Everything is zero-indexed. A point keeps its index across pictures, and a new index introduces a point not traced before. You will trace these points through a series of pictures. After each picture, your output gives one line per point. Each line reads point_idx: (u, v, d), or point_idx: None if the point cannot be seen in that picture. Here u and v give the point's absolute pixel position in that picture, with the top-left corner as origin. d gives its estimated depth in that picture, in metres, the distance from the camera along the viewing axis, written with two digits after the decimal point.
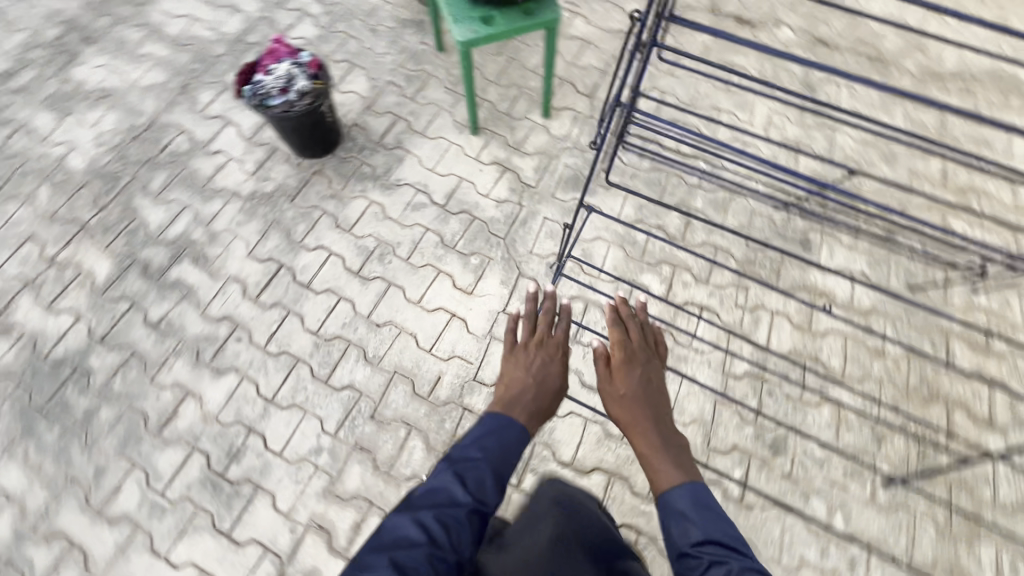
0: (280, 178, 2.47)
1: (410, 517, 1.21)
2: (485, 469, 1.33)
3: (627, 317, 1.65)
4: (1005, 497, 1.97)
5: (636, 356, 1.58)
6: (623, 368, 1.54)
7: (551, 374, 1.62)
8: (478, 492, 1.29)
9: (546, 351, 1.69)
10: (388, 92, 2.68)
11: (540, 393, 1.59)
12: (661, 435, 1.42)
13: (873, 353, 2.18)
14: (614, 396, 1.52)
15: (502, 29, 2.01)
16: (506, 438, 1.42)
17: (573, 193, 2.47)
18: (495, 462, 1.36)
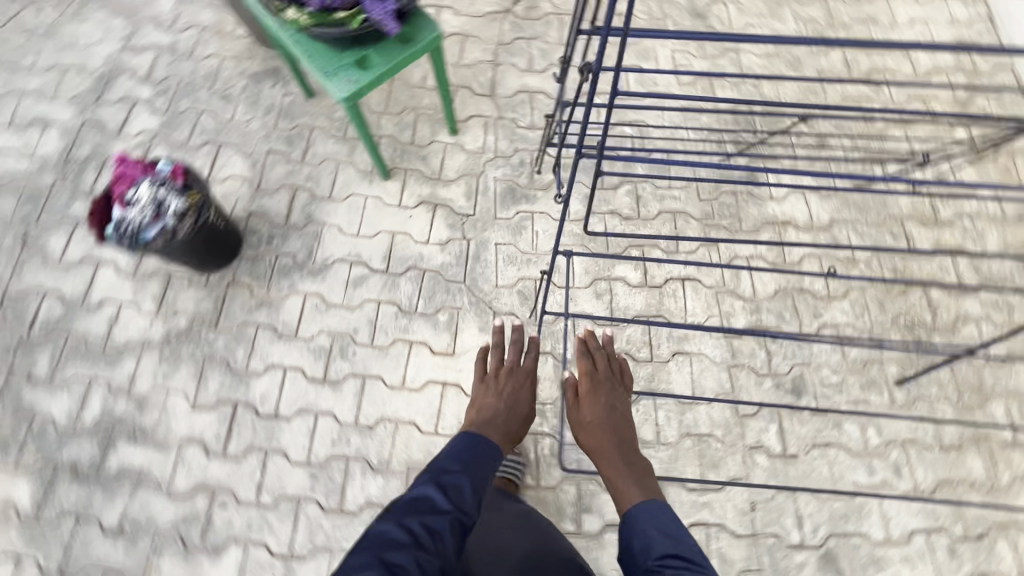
0: (191, 306, 2.11)
1: (399, 521, 1.31)
2: (464, 483, 1.43)
3: (595, 350, 1.82)
4: (997, 352, 2.11)
5: (602, 386, 1.74)
6: (591, 396, 1.71)
7: (520, 404, 1.78)
8: (458, 500, 1.39)
9: (518, 381, 1.83)
10: (273, 164, 2.33)
11: (509, 418, 1.74)
12: (626, 459, 1.58)
13: (846, 263, 2.23)
14: (584, 423, 1.68)
15: (384, 69, 1.73)
16: (481, 453, 1.54)
17: (514, 207, 2.29)
18: (472, 475, 1.47)
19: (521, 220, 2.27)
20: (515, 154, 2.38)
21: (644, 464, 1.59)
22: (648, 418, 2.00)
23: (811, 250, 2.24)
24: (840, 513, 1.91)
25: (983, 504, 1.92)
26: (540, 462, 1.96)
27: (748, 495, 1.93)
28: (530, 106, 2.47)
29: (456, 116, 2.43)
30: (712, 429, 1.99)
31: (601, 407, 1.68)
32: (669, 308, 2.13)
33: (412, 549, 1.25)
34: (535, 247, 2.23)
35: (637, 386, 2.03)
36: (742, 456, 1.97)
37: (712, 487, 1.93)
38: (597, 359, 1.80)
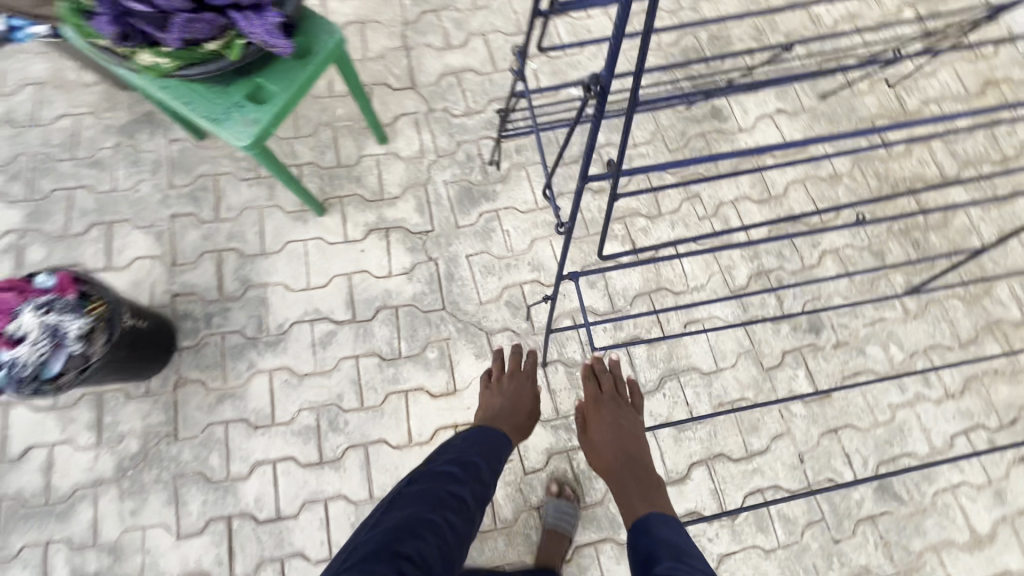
0: (139, 423, 1.78)
1: (423, 490, 1.24)
2: (482, 456, 1.36)
3: (600, 369, 1.62)
4: (989, 235, 2.08)
5: (607, 405, 1.56)
6: (594, 414, 1.56)
7: (524, 402, 1.59)
8: (478, 470, 1.33)
9: (522, 374, 1.64)
10: (183, 230, 1.95)
11: (515, 410, 1.56)
12: (636, 482, 1.41)
13: (831, 181, 2.11)
14: (589, 447, 1.53)
15: (285, 96, 1.41)
16: (495, 435, 1.44)
17: (475, 209, 2.03)
18: (489, 451, 1.39)
19: (488, 223, 2.01)
20: (459, 149, 2.09)
21: (657, 488, 1.42)
22: (676, 400, 1.87)
23: (793, 176, 2.11)
24: (884, 439, 1.88)
25: (1010, 389, 1.93)
26: (580, 479, 1.81)
27: (794, 449, 1.86)
28: (460, 89, 2.16)
29: (381, 121, 2.10)
30: (743, 392, 1.89)
31: (606, 428, 1.52)
32: (668, 278, 1.97)
33: (442, 513, 1.20)
34: (510, 248, 1.99)
35: (657, 370, 1.90)
36: (779, 410, 1.88)
37: (758, 451, 1.85)
38: (602, 377, 1.62)
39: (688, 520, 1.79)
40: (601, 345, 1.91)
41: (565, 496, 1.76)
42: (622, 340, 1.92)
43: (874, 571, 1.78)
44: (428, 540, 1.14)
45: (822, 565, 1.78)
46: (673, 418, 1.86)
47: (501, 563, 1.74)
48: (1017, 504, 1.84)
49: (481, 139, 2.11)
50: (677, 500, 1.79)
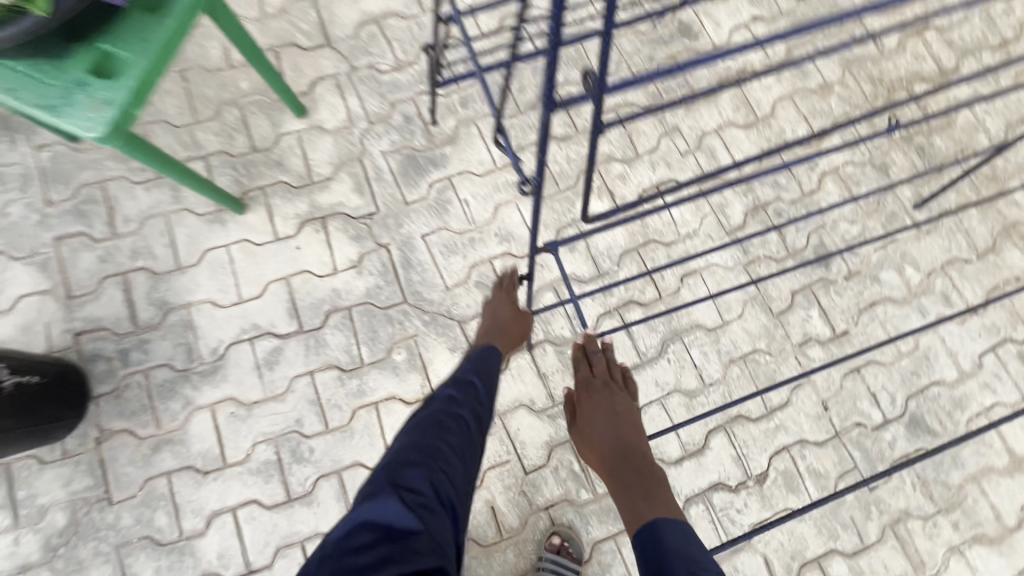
0: (63, 492, 1.49)
1: (421, 423, 1.12)
2: (476, 379, 1.24)
3: (592, 350, 1.43)
4: (996, 130, 1.88)
5: (599, 390, 1.35)
6: (586, 404, 1.34)
7: (505, 318, 1.43)
8: (476, 394, 1.21)
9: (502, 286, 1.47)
10: (73, 254, 1.61)
11: (497, 322, 1.42)
12: (633, 477, 1.19)
13: (822, 92, 1.86)
14: (581, 438, 1.32)
15: (144, 64, 1.07)
16: (483, 357, 1.30)
17: (424, 179, 1.73)
18: (483, 374, 1.26)
19: (441, 194, 1.72)
20: (394, 111, 1.77)
21: (661, 484, 1.19)
22: (683, 364, 1.66)
23: (779, 92, 1.86)
24: (910, 371, 1.71)
25: None
26: (589, 470, 1.60)
27: (816, 396, 1.68)
28: (385, 39, 1.82)
29: (296, 90, 1.75)
30: (755, 343, 1.69)
31: (599, 415, 1.31)
32: (655, 228, 1.73)
33: (444, 437, 1.09)
34: (472, 220, 1.71)
35: (658, 335, 1.67)
36: (795, 358, 1.69)
37: (778, 406, 1.67)
38: (596, 360, 1.41)
39: (712, 494, 1.61)
40: (592, 316, 1.66)
41: (566, 554, 1.52)
42: (614, 306, 1.68)
43: (915, 513, 1.64)
44: (432, 467, 1.02)
45: (860, 517, 1.63)
46: (682, 385, 1.65)
47: None
48: None
49: (419, 95, 1.78)
50: (698, 474, 1.61)
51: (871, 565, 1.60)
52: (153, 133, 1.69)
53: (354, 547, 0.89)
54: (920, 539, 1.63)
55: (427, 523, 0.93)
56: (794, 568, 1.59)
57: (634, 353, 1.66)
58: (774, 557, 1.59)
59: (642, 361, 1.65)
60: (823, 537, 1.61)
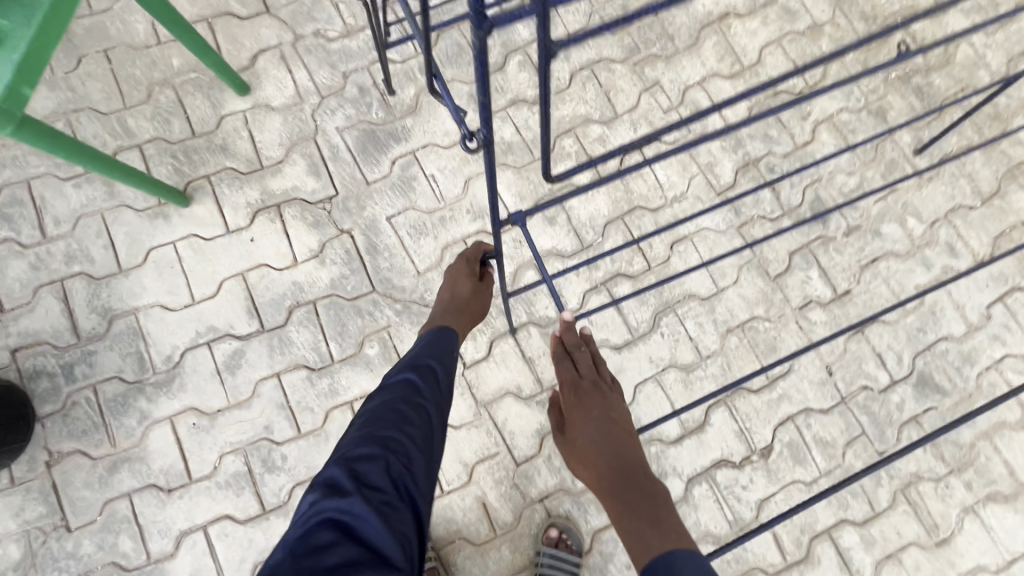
0: (14, 522, 1.37)
1: (376, 412, 0.98)
2: (437, 365, 1.10)
3: (575, 346, 1.33)
4: (997, 64, 1.75)
5: (590, 395, 1.25)
6: (575, 410, 1.24)
7: (467, 293, 1.29)
8: (436, 382, 1.08)
9: (465, 259, 1.33)
10: (1, 263, 1.45)
11: (456, 300, 1.28)
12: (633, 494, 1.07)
13: (812, 35, 1.72)
14: (574, 448, 1.22)
15: (27, 34, 0.91)
16: (443, 340, 1.16)
17: (385, 155, 1.57)
18: (443, 360, 1.12)
19: (405, 170, 1.57)
20: (347, 82, 1.60)
21: (666, 502, 1.07)
22: (678, 337, 1.55)
23: (766, 37, 1.71)
24: (916, 327, 1.62)
25: None
26: None
27: (820, 362, 1.59)
28: (331, 2, 1.64)
29: (236, 65, 1.58)
30: (752, 310, 1.58)
31: (591, 424, 1.21)
32: (640, 193, 1.60)
33: (404, 427, 0.95)
34: (441, 196, 1.57)
35: (649, 308, 1.56)
36: (796, 322, 1.59)
37: (780, 374, 1.57)
38: (579, 356, 1.31)
39: (715, 472, 1.52)
40: (578, 293, 1.54)
41: (565, 547, 1.43)
42: (600, 281, 1.56)
43: (926, 476, 1.57)
44: (394, 458, 0.90)
45: (870, 484, 1.55)
46: (678, 359, 1.55)
47: None
48: None
49: (373, 63, 1.62)
50: (699, 452, 1.52)
51: (883, 533, 1.53)
52: (79, 122, 1.52)
53: (314, 549, 0.77)
54: (933, 502, 1.55)
55: (391, 523, 0.82)
56: (804, 542, 1.52)
57: (625, 329, 1.54)
58: (783, 532, 1.52)
59: (633, 338, 1.54)
60: (832, 507, 1.54)
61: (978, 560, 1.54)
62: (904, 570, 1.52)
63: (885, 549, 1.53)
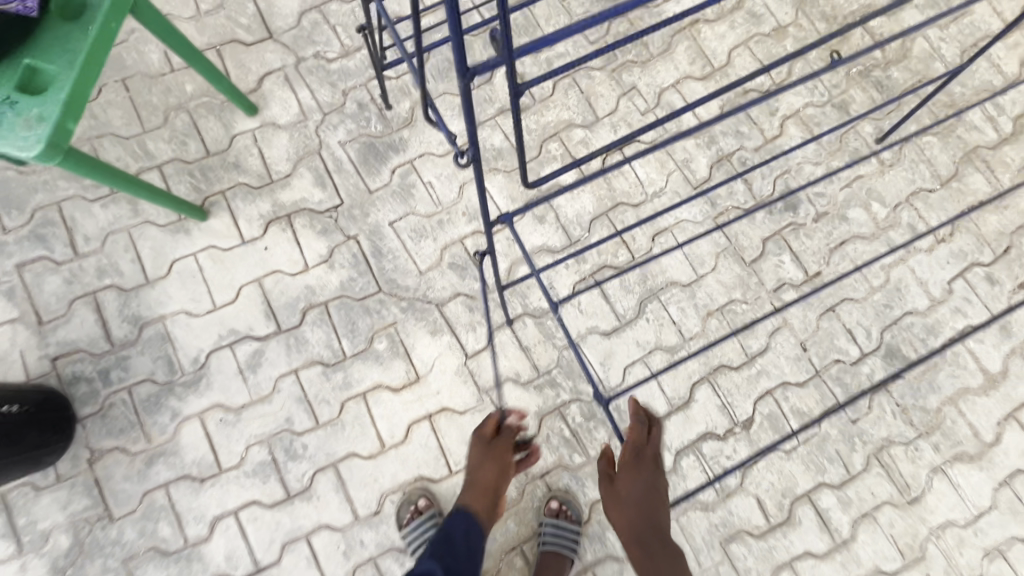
0: (62, 514, 1.50)
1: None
2: (437, 568, 1.24)
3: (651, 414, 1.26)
4: (951, 56, 1.88)
5: (647, 465, 1.21)
6: (637, 473, 1.20)
7: (482, 472, 1.38)
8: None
9: (479, 434, 1.45)
10: (38, 279, 1.58)
11: (476, 479, 1.38)
12: (654, 557, 1.18)
13: (777, 36, 1.85)
14: (618, 499, 1.19)
15: (73, 76, 1.04)
16: (451, 538, 1.31)
17: (385, 165, 1.70)
18: (446, 558, 1.27)
19: (404, 178, 1.70)
20: (347, 99, 1.73)
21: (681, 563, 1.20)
22: (662, 322, 1.68)
23: (734, 40, 1.84)
24: (883, 304, 1.75)
25: (998, 218, 1.81)
26: (579, 434, 1.63)
27: (795, 339, 1.72)
28: (329, 25, 1.77)
29: (244, 88, 1.71)
30: (730, 295, 1.71)
31: (644, 488, 1.19)
32: (622, 190, 1.73)
33: None
34: (438, 201, 1.70)
35: (635, 296, 1.69)
36: (771, 303, 1.72)
37: (758, 352, 1.70)
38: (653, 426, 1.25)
39: (701, 444, 1.65)
40: (568, 285, 1.68)
41: (565, 517, 1.56)
42: (589, 273, 1.69)
43: (897, 440, 1.69)
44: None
45: (845, 449, 1.68)
46: (663, 343, 1.68)
47: (517, 545, 1.58)
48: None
49: (370, 81, 1.75)
50: (685, 426, 1.65)
51: (859, 494, 1.66)
52: (102, 147, 1.65)
53: None
54: (904, 464, 1.68)
55: None
56: (786, 504, 1.65)
57: (613, 316, 1.68)
58: (765, 497, 1.65)
59: (621, 324, 1.67)
60: (811, 472, 1.67)
61: (947, 515, 1.67)
62: (878, 526, 1.65)
63: (860, 508, 1.66)
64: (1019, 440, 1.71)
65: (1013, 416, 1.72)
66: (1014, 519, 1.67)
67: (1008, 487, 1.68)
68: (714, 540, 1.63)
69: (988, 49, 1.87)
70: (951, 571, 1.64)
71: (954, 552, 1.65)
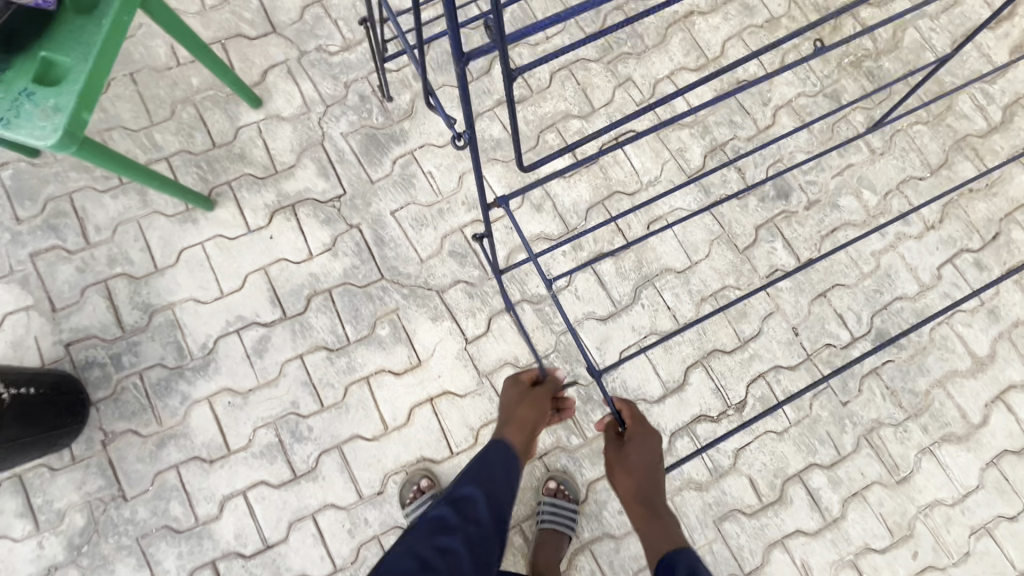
0: (77, 494, 1.55)
1: (416, 538, 1.09)
2: (479, 494, 1.17)
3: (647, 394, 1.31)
4: (942, 46, 1.91)
5: (653, 431, 1.25)
6: (646, 437, 1.24)
7: (521, 408, 1.32)
8: (475, 514, 1.15)
9: (517, 380, 1.40)
10: (51, 268, 1.63)
11: (513, 415, 1.32)
12: (660, 515, 1.20)
13: (770, 27, 1.88)
14: (622, 462, 1.23)
15: (87, 67, 1.09)
16: (489, 466, 1.22)
17: (387, 156, 1.75)
18: (487, 485, 1.19)
19: (405, 168, 1.74)
20: (349, 91, 1.78)
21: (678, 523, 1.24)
22: (657, 308, 1.73)
23: (728, 31, 1.87)
24: (873, 289, 1.79)
25: (987, 205, 1.84)
26: (577, 416, 1.67)
27: (787, 324, 1.76)
28: (330, 20, 1.81)
29: (248, 81, 1.76)
30: (724, 281, 1.75)
31: (650, 452, 1.23)
32: (618, 179, 1.77)
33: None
34: (439, 190, 1.74)
35: (630, 282, 1.73)
36: (764, 289, 1.76)
37: (750, 337, 1.75)
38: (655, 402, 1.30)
39: (695, 426, 1.69)
40: (565, 272, 1.72)
41: (563, 496, 1.61)
42: (585, 260, 1.73)
43: (886, 422, 1.74)
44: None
45: (836, 431, 1.73)
46: (659, 328, 1.72)
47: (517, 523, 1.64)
48: (1011, 317, 1.80)
49: (372, 73, 1.79)
50: (680, 409, 1.70)
51: (849, 474, 1.71)
52: (111, 139, 1.69)
53: None
54: (893, 445, 1.73)
55: None
56: (778, 484, 1.70)
57: (609, 302, 1.72)
58: (758, 477, 1.70)
59: (617, 309, 1.72)
60: (802, 453, 1.71)
61: (935, 494, 1.71)
62: (868, 505, 1.70)
63: (850, 488, 1.70)
64: (1005, 422, 1.75)
65: (1000, 398, 1.76)
66: (1001, 498, 1.71)
67: (995, 467, 1.73)
68: (707, 519, 1.67)
69: (977, 39, 1.91)
70: (938, 548, 1.69)
71: (942, 530, 1.69)
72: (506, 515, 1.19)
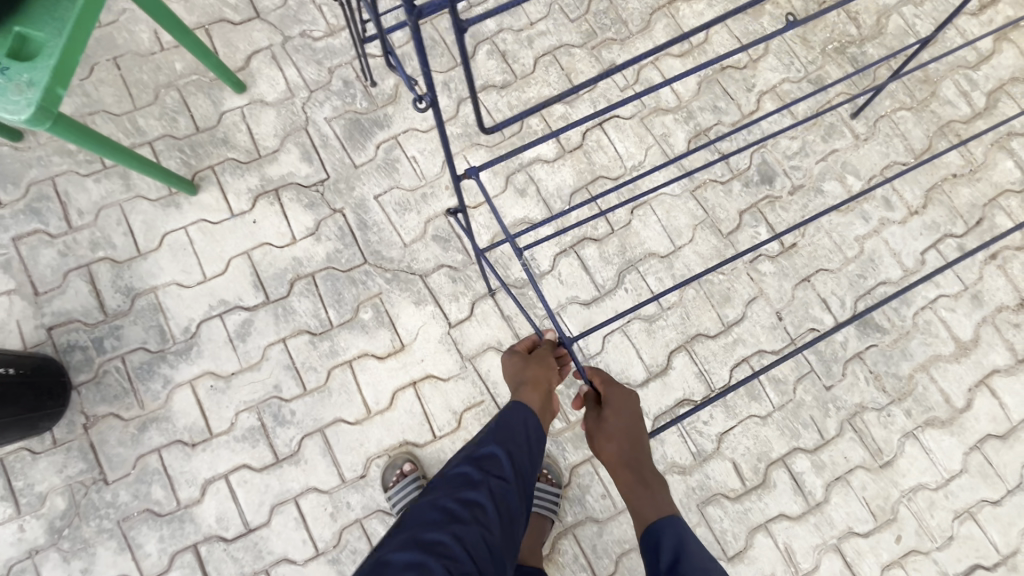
0: (58, 477, 1.55)
1: (441, 492, 1.10)
2: (501, 451, 1.15)
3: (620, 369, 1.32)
4: (926, 32, 1.92)
5: (631, 403, 1.26)
6: (623, 405, 1.25)
7: (529, 371, 1.31)
8: (499, 470, 1.13)
9: (513, 349, 1.40)
10: (33, 252, 1.63)
11: (519, 379, 1.31)
12: (647, 483, 1.19)
13: (754, 14, 1.89)
14: (599, 431, 1.24)
15: (62, 42, 1.09)
16: (508, 424, 1.20)
17: (370, 141, 1.75)
18: (508, 441, 1.17)
19: (388, 153, 1.75)
20: (333, 77, 1.78)
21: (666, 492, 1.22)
22: (640, 292, 1.73)
23: (712, 18, 1.88)
24: (857, 274, 1.79)
25: (971, 190, 1.85)
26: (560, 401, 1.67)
27: (771, 308, 1.76)
28: (315, 5, 1.81)
29: (232, 67, 1.76)
30: (707, 265, 1.75)
31: (627, 421, 1.23)
32: (602, 165, 1.77)
33: (452, 528, 1.03)
34: (422, 175, 1.75)
35: (613, 267, 1.74)
36: (747, 274, 1.77)
37: (734, 322, 1.75)
38: None
39: (679, 410, 1.69)
40: (548, 257, 1.73)
41: (545, 480, 1.62)
42: (569, 245, 1.74)
43: (870, 406, 1.74)
44: (457, 531, 1.03)
45: (820, 415, 1.73)
46: (641, 312, 1.73)
47: None
48: (995, 302, 1.81)
49: (355, 59, 1.79)
50: (663, 393, 1.70)
51: (832, 458, 1.71)
52: (94, 123, 1.70)
53: None
54: (876, 429, 1.73)
55: None
56: (761, 468, 1.70)
57: (592, 287, 1.72)
58: (741, 461, 1.70)
59: (601, 294, 1.72)
60: (786, 437, 1.71)
61: (919, 478, 1.71)
62: (851, 489, 1.70)
63: (833, 472, 1.71)
64: (989, 406, 1.75)
65: (983, 382, 1.76)
66: (984, 482, 1.71)
67: (978, 451, 1.73)
68: (691, 503, 1.67)
69: (960, 26, 1.91)
70: (922, 533, 1.68)
71: (925, 514, 1.69)
72: (528, 474, 1.17)
